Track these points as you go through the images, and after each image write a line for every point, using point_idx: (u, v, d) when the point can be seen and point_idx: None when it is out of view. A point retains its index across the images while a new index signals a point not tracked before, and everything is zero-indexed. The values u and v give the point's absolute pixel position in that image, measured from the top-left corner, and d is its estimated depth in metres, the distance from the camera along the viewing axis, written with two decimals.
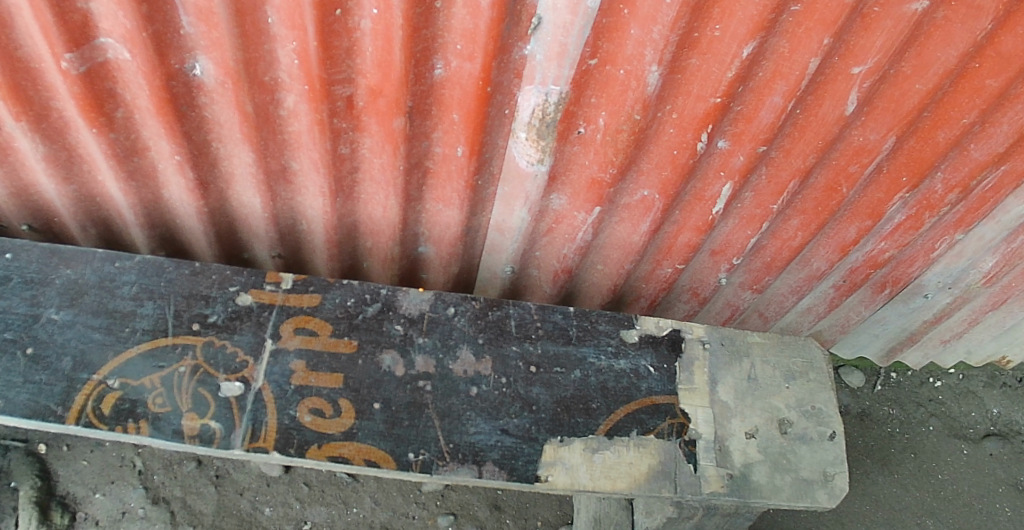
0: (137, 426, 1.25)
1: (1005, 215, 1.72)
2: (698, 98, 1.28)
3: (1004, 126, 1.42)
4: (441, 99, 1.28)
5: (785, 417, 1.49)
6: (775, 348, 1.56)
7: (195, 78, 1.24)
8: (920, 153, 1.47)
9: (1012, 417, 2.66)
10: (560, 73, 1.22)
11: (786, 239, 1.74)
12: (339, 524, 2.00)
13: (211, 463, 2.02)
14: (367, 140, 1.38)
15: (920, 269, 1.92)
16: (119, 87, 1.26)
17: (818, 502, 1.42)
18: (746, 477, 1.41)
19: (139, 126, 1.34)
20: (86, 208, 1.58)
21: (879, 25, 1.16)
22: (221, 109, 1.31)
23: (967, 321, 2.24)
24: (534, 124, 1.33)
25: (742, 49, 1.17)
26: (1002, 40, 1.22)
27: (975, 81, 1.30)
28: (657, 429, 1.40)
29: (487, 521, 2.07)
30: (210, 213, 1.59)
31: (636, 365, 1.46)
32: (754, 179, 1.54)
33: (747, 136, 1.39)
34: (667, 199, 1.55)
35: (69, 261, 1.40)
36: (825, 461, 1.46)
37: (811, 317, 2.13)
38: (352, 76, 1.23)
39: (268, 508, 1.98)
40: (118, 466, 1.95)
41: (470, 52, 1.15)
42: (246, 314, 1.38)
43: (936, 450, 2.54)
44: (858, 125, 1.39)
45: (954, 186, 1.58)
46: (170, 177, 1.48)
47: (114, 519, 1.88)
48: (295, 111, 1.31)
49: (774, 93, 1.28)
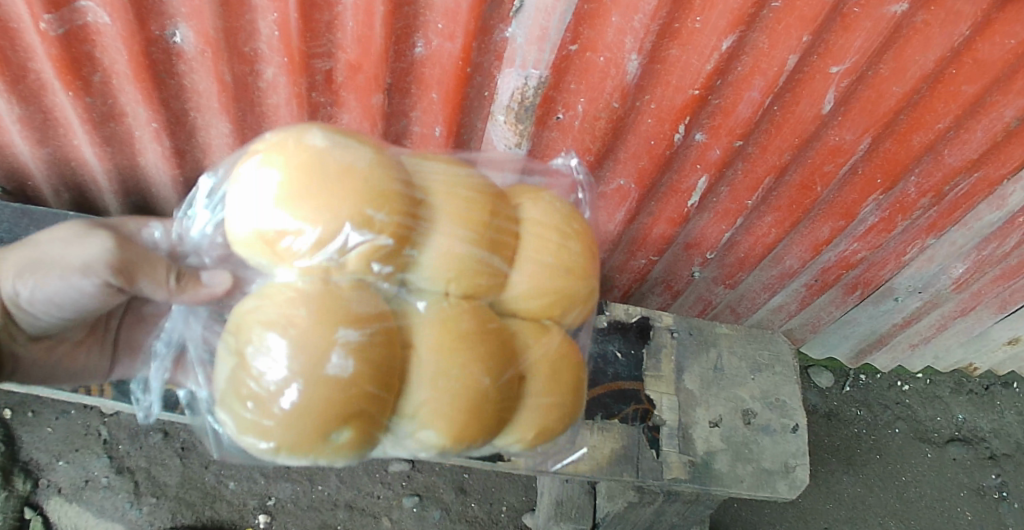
0: (100, 389, 1.25)
1: (977, 222, 1.75)
2: (677, 89, 1.29)
3: (977, 133, 1.45)
4: (421, 78, 1.28)
5: (749, 408, 1.51)
6: (741, 340, 1.60)
7: (175, 45, 1.23)
8: (895, 155, 1.49)
9: (977, 423, 2.70)
10: (541, 58, 1.21)
11: (760, 235, 1.76)
12: (303, 501, 2.00)
13: (177, 435, 2.00)
14: (345, 116, 1.37)
15: (891, 272, 1.95)
16: (97, 51, 1.24)
17: (778, 493, 1.44)
18: (707, 465, 1.42)
19: (116, 91, 1.33)
20: (60, 171, 1.57)
21: (859, 26, 1.18)
22: (200, 78, 1.30)
23: (936, 326, 2.28)
24: (513, 108, 1.32)
25: (722, 42, 1.18)
26: (979, 47, 1.24)
27: (951, 87, 1.32)
28: (621, 414, 1.41)
29: (453, 504, 2.10)
30: (185, 182, 1.58)
31: (604, 350, 1.47)
32: (730, 174, 1.55)
33: (724, 130, 1.40)
34: (642, 189, 1.57)
35: (39, 222, 1.41)
36: (787, 453, 1.48)
37: (782, 315, 2.16)
38: (332, 50, 1.22)
39: (233, 483, 1.98)
40: (82, 434, 1.94)
41: (451, 31, 1.15)
42: None
43: (901, 452, 2.57)
44: (835, 124, 1.41)
45: (926, 191, 1.61)
46: (146, 144, 1.47)
47: (77, 487, 1.87)
48: (274, 84, 1.30)
49: (752, 88, 1.29)
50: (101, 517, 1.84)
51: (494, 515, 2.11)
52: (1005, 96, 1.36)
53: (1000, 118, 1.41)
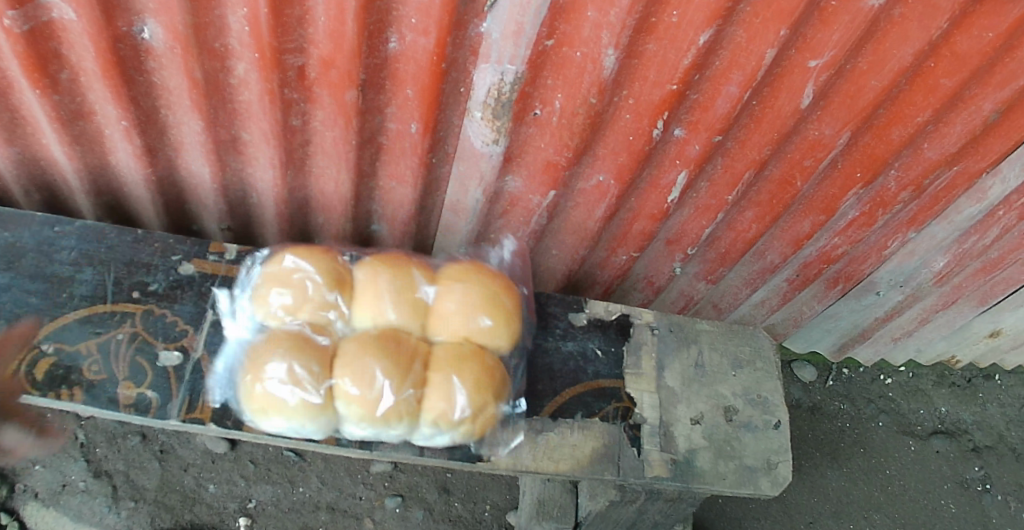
0: (70, 393, 1.22)
1: (957, 215, 1.76)
2: (655, 84, 1.28)
3: (956, 127, 1.45)
4: (396, 74, 1.26)
5: (730, 404, 1.50)
6: (723, 336, 1.59)
7: (144, 42, 1.20)
8: (875, 149, 1.49)
9: (959, 416, 2.72)
10: (516, 53, 1.20)
11: (741, 231, 1.75)
12: (284, 503, 1.99)
13: (156, 438, 1.99)
14: (319, 113, 1.35)
15: (873, 267, 1.95)
16: (65, 48, 1.21)
17: (761, 490, 1.43)
18: (689, 462, 1.41)
19: (85, 89, 1.30)
20: (30, 171, 1.54)
21: (837, 19, 1.17)
22: (171, 75, 1.27)
23: (918, 320, 2.29)
24: (490, 103, 1.32)
25: (699, 36, 1.17)
26: (958, 40, 1.24)
27: (930, 80, 1.32)
28: (602, 413, 1.41)
29: (435, 504, 2.09)
30: (158, 181, 1.56)
31: (584, 347, 1.47)
32: (710, 169, 1.54)
33: (702, 125, 1.40)
34: (622, 185, 1.56)
35: (7, 223, 1.38)
36: (769, 449, 1.47)
37: (764, 310, 2.16)
38: (304, 46, 1.20)
39: (213, 485, 1.96)
40: (59, 438, 1.92)
41: (425, 26, 1.14)
42: (188, 284, 1.37)
43: (884, 445, 2.58)
44: (813, 118, 1.40)
45: (906, 184, 1.61)
46: (117, 143, 1.44)
47: (53, 492, 1.85)
48: (246, 80, 1.28)
49: (730, 82, 1.28)
50: (78, 521, 1.82)
51: (477, 515, 2.10)
52: (983, 89, 1.36)
53: (978, 112, 1.41)
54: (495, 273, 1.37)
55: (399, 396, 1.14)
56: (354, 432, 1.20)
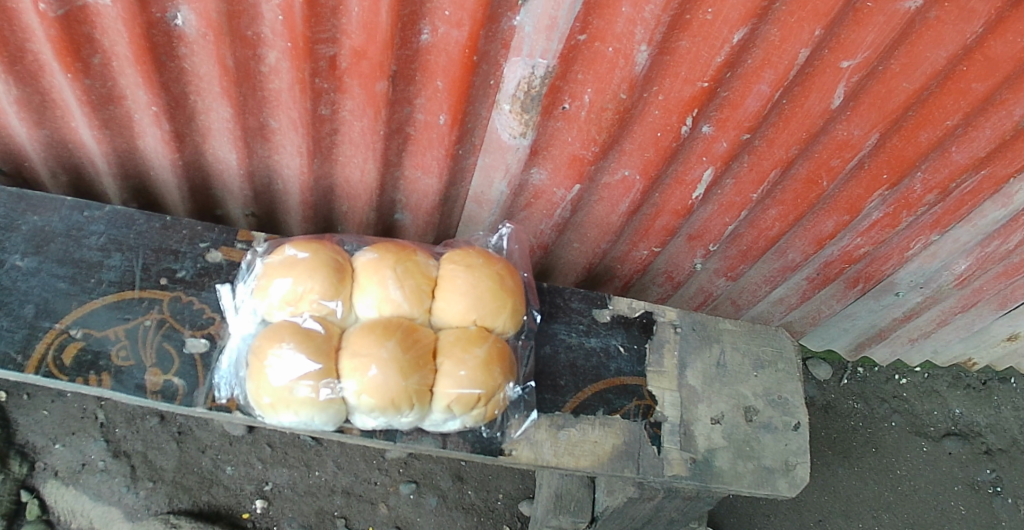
0: (98, 379, 1.22)
1: (982, 219, 1.75)
2: (686, 81, 1.26)
3: (986, 131, 1.43)
4: (426, 65, 1.25)
5: (751, 405, 1.51)
6: (745, 335, 1.60)
7: (176, 28, 1.19)
8: (902, 152, 1.47)
9: (973, 418, 2.73)
10: (549, 47, 1.19)
11: (764, 228, 1.75)
12: (300, 487, 2.02)
13: (174, 420, 2.02)
14: (349, 102, 1.34)
15: (894, 268, 1.94)
16: (98, 33, 1.20)
17: (778, 490, 1.44)
18: (709, 462, 1.42)
19: (116, 74, 1.30)
20: (58, 154, 1.55)
21: (871, 20, 1.15)
22: (202, 62, 1.26)
23: (935, 321, 2.28)
24: (519, 97, 1.31)
25: (733, 34, 1.15)
26: (992, 45, 1.22)
27: (961, 84, 1.30)
28: (623, 409, 1.42)
29: (448, 491, 2.12)
30: (184, 166, 1.56)
31: (607, 344, 1.49)
32: (736, 166, 1.53)
33: (731, 123, 1.38)
34: (647, 181, 1.55)
35: (36, 207, 1.39)
36: (788, 450, 1.48)
37: (782, 307, 2.17)
38: (336, 35, 1.19)
39: (230, 467, 1.99)
40: (79, 418, 1.95)
41: (458, 18, 1.12)
42: (216, 271, 1.39)
43: (896, 445, 2.60)
44: (842, 119, 1.38)
45: (932, 187, 1.59)
46: (145, 128, 1.44)
47: (73, 471, 1.87)
48: (276, 68, 1.27)
49: (762, 81, 1.27)
50: (97, 500, 1.84)
51: (490, 503, 2.14)
52: (1015, 95, 1.34)
53: (1009, 117, 1.39)
54: (495, 257, 1.36)
55: (410, 384, 1.14)
56: (365, 422, 1.19)
